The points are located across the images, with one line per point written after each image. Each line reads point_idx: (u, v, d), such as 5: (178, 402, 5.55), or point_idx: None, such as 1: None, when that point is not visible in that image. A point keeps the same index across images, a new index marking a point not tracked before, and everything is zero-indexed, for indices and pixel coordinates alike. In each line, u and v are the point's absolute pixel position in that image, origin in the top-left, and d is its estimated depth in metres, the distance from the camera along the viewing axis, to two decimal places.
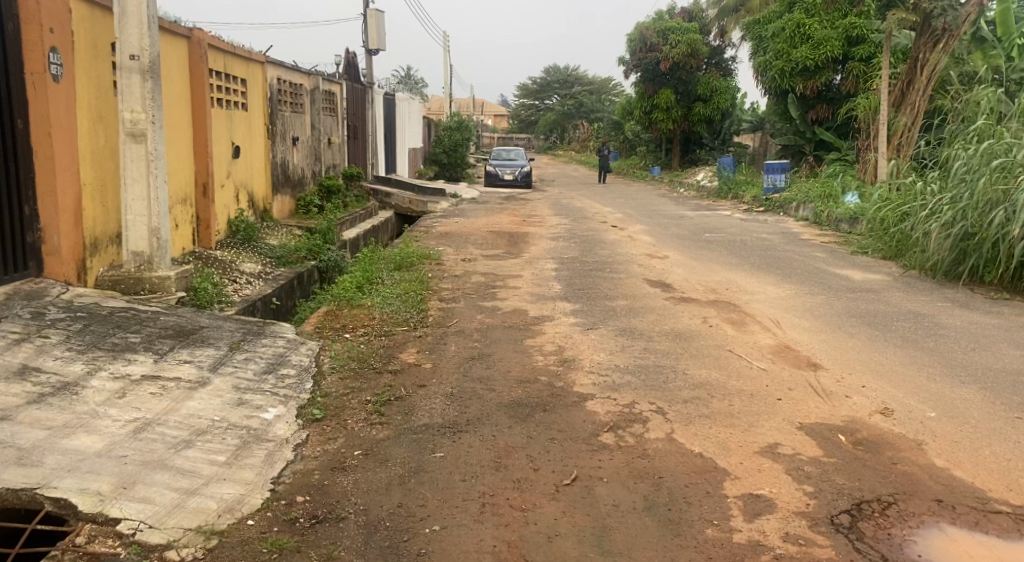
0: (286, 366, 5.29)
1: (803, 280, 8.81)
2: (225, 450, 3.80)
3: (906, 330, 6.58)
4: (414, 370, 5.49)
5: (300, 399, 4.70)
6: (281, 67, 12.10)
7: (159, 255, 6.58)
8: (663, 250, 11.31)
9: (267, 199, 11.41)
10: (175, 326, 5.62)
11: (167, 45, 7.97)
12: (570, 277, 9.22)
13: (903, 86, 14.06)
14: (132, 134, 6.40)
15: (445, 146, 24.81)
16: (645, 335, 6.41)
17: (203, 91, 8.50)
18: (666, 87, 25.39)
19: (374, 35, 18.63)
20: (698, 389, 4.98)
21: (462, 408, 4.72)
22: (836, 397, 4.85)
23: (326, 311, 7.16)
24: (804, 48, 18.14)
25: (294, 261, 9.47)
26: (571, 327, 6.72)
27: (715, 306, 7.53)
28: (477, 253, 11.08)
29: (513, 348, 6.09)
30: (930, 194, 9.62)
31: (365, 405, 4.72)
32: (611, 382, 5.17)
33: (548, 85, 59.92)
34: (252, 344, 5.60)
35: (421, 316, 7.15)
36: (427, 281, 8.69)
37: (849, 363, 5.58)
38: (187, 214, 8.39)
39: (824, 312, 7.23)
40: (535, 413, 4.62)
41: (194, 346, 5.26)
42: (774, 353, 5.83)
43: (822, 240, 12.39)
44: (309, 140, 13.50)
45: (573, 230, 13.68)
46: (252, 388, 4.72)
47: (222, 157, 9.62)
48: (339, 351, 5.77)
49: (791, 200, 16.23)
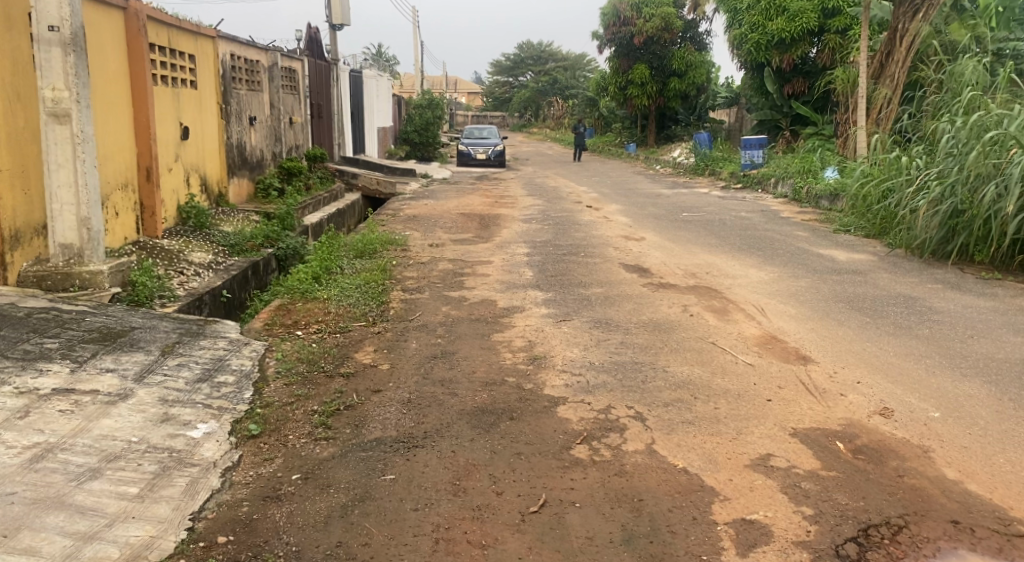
0: (225, 372, 4.77)
1: (787, 263, 8.37)
2: (139, 480, 3.32)
3: (898, 315, 6.16)
4: (370, 373, 4.99)
5: (236, 412, 4.21)
6: (235, 43, 11.44)
7: (91, 247, 6.04)
8: (640, 231, 10.87)
9: (222, 183, 10.80)
10: (101, 327, 5.08)
11: (99, 17, 7.36)
12: (542, 262, 8.74)
13: (882, 57, 13.72)
14: (54, 114, 5.82)
15: (416, 125, 24.17)
16: (622, 326, 5.94)
17: (142, 68, 7.91)
18: (640, 61, 24.85)
19: (339, 10, 17.91)
20: (681, 389, 4.51)
21: (419, 418, 4.23)
22: (830, 395, 4.41)
23: (278, 305, 6.63)
24: (780, 20, 17.70)
25: (248, 250, 8.89)
26: (543, 319, 6.24)
27: (695, 292, 7.07)
28: (445, 237, 10.55)
29: (480, 345, 5.59)
30: (914, 169, 9.20)
31: (310, 416, 4.22)
32: (585, 384, 4.70)
33: (522, 62, 59.07)
34: (188, 347, 5.07)
35: (381, 309, 6.64)
36: (389, 270, 8.17)
37: (842, 355, 5.15)
38: (128, 200, 7.81)
39: (810, 297, 6.80)
40: (499, 423, 4.14)
41: (121, 352, 4.73)
42: (760, 346, 5.39)
43: (803, 218, 12.02)
44: (268, 119, 12.85)
45: (547, 211, 13.19)
46: (181, 400, 4.21)
47: (167, 139, 9.00)
48: (286, 352, 5.27)
49: (769, 176, 15.84)
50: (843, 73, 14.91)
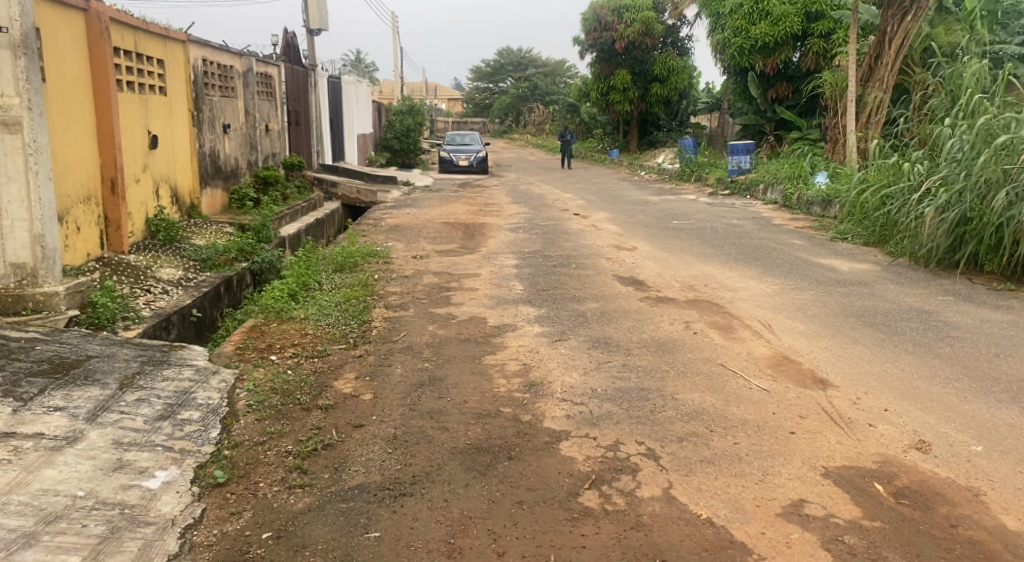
0: (189, 407, 4.31)
1: (787, 273, 7.99)
2: (83, 545, 2.90)
3: (914, 330, 5.77)
4: (350, 405, 4.55)
5: (200, 456, 3.77)
6: (207, 47, 10.95)
7: (45, 267, 5.70)
8: (632, 241, 10.49)
9: (194, 194, 10.32)
10: (52, 358, 4.63)
11: (58, 19, 6.91)
12: (531, 275, 8.31)
13: (870, 60, 13.33)
14: (4, 123, 5.45)
15: (397, 131, 23.72)
16: (622, 347, 5.53)
17: (105, 72, 7.44)
18: (621, 67, 24.52)
19: (315, 14, 17.41)
20: (694, 421, 4.09)
21: (406, 459, 3.82)
22: (857, 425, 3.97)
23: (251, 326, 6.17)
24: (763, 24, 17.39)
25: (222, 264, 8.38)
26: (537, 339, 5.81)
27: (695, 307, 6.68)
28: (429, 249, 10.10)
29: (470, 370, 5.16)
30: (912, 175, 8.83)
31: (284, 460, 3.80)
32: (589, 414, 4.27)
33: (502, 68, 58.79)
34: (150, 379, 4.60)
35: (363, 330, 6.18)
36: (370, 285, 7.70)
37: (863, 377, 4.74)
38: (91, 213, 7.32)
39: (818, 311, 6.40)
40: (496, 463, 3.72)
41: (73, 387, 4.26)
42: (773, 367, 4.99)
43: (796, 225, 11.68)
44: (243, 127, 12.34)
45: (534, 219, 12.77)
46: (137, 442, 3.75)
47: (134, 148, 8.50)
48: (259, 382, 4.82)
49: (757, 182, 15.52)
50: (831, 76, 14.49)
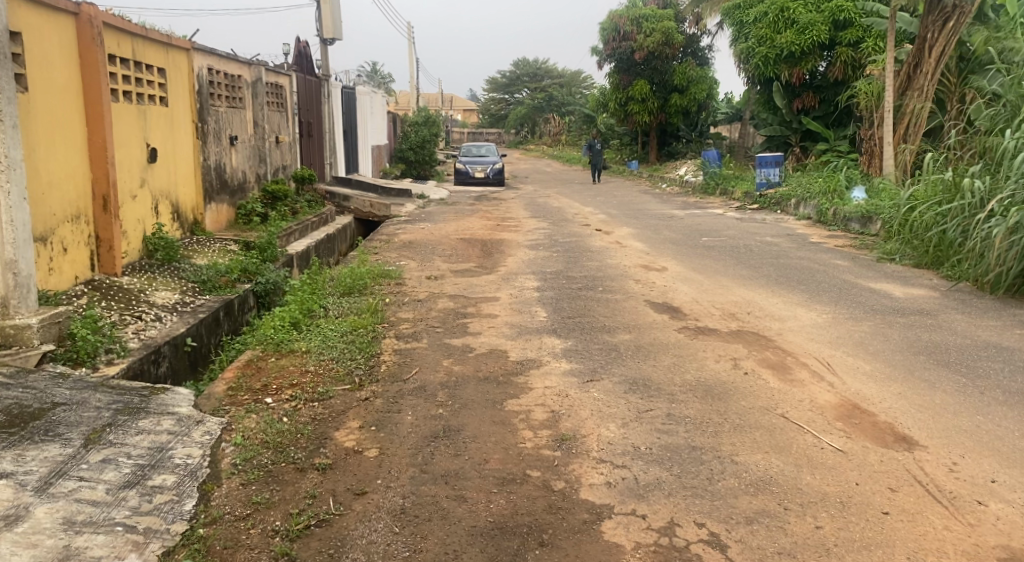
0: (163, 469, 3.68)
1: (837, 300, 7.28)
2: None
3: (997, 372, 5.06)
4: (352, 464, 3.89)
5: (168, 538, 3.18)
6: (213, 56, 10.38)
7: (18, 296, 5.09)
8: (661, 260, 9.80)
9: (197, 209, 9.73)
10: (10, 408, 4.03)
11: (43, 23, 6.32)
12: (555, 299, 7.64)
13: (909, 69, 12.67)
14: None
15: (412, 142, 23.18)
16: (664, 391, 4.83)
17: (96, 80, 6.85)
18: (640, 77, 23.82)
19: (329, 24, 16.87)
20: (763, 494, 3.44)
21: (415, 543, 3.19)
22: (964, 503, 3.35)
23: (247, 361, 5.53)
24: (789, 33, 16.65)
25: (223, 285, 7.76)
26: (566, 380, 5.13)
27: (742, 341, 5.96)
28: (444, 268, 9.43)
29: (490, 419, 4.48)
30: (970, 192, 8.14)
31: (270, 542, 3.20)
32: (633, 483, 3.60)
33: (518, 79, 58.29)
34: (123, 431, 3.98)
35: (370, 366, 5.51)
36: (379, 310, 7.05)
37: (954, 435, 4.04)
38: (80, 233, 6.72)
39: (882, 347, 5.70)
40: (525, 553, 3.11)
41: (29, 446, 3.65)
42: (844, 420, 4.28)
43: (834, 243, 10.98)
44: (251, 138, 11.72)
45: (554, 235, 12.11)
46: (93, 521, 3.17)
47: (131, 161, 7.92)
48: (248, 434, 4.16)
49: (789, 196, 14.73)
50: (865, 85, 13.88)
